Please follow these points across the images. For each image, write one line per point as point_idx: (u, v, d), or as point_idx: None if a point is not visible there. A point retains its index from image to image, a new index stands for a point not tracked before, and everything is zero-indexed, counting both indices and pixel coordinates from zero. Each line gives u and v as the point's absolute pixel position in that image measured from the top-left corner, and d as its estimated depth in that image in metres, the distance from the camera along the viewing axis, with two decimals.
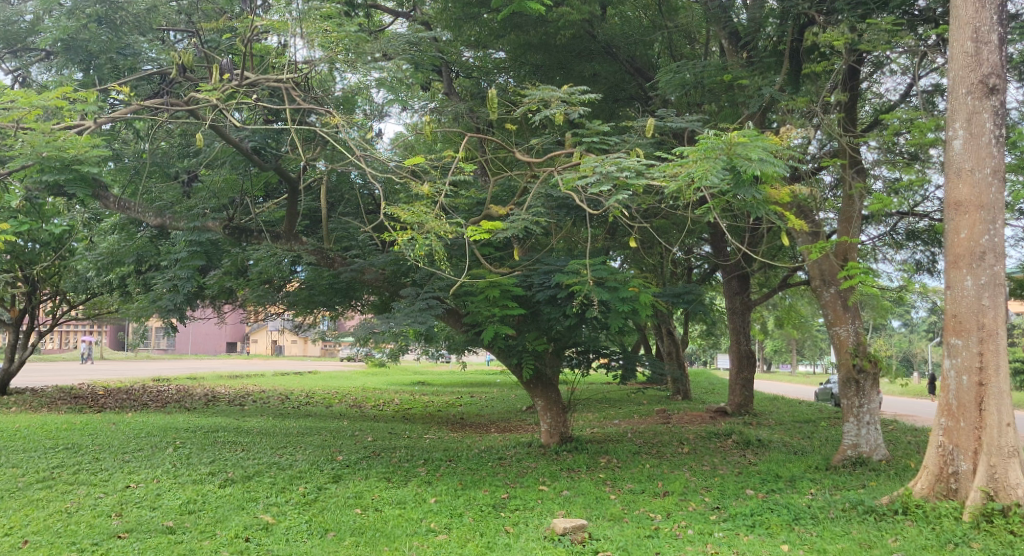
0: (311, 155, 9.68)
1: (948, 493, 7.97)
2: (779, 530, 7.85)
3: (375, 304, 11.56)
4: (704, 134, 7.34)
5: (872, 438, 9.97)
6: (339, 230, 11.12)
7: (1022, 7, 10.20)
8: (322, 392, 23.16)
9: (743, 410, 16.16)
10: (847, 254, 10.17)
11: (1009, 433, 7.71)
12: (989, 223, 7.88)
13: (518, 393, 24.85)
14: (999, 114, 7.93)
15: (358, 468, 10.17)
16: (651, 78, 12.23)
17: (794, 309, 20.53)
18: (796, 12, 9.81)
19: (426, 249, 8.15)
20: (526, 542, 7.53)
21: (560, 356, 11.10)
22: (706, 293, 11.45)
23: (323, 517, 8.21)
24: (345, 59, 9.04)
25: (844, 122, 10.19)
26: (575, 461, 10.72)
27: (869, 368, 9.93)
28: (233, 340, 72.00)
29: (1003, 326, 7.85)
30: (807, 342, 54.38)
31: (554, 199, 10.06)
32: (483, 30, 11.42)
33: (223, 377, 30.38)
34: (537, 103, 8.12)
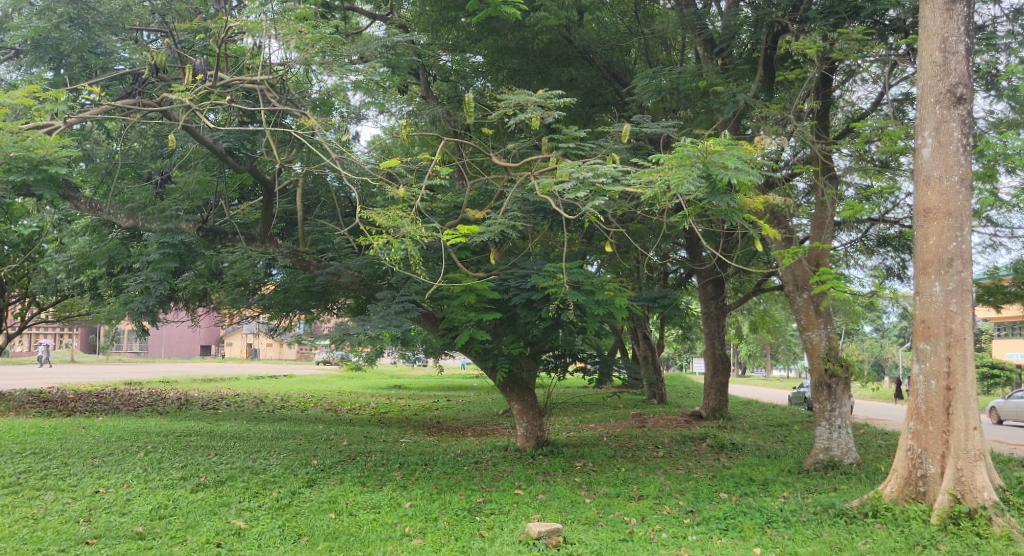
0: (287, 157, 9.62)
1: (916, 496, 8.08)
2: (752, 533, 7.93)
3: (350, 308, 11.52)
4: (679, 141, 7.41)
5: (844, 441, 10.10)
6: (315, 233, 11.07)
7: (987, 19, 10.43)
8: (299, 395, 23.01)
9: (718, 414, 16.23)
10: (819, 260, 10.26)
11: (976, 436, 7.86)
12: (957, 230, 8.02)
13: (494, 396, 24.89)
14: (966, 123, 8.08)
15: (332, 472, 10.11)
16: (628, 83, 12.28)
17: (768, 313, 20.77)
18: (769, 21, 9.98)
19: (401, 253, 8.15)
20: (501, 546, 7.53)
21: (536, 359, 11.09)
22: (681, 297, 11.55)
23: (296, 522, 8.15)
24: (320, 61, 9.01)
25: (817, 129, 10.30)
26: (551, 465, 10.73)
27: (841, 373, 10.02)
28: (208, 342, 71.60)
29: (970, 331, 7.99)
30: (783, 347, 54.98)
31: (530, 203, 10.09)
32: (460, 33, 11.57)
33: (198, 377, 31.61)
34: (513, 107, 8.13)
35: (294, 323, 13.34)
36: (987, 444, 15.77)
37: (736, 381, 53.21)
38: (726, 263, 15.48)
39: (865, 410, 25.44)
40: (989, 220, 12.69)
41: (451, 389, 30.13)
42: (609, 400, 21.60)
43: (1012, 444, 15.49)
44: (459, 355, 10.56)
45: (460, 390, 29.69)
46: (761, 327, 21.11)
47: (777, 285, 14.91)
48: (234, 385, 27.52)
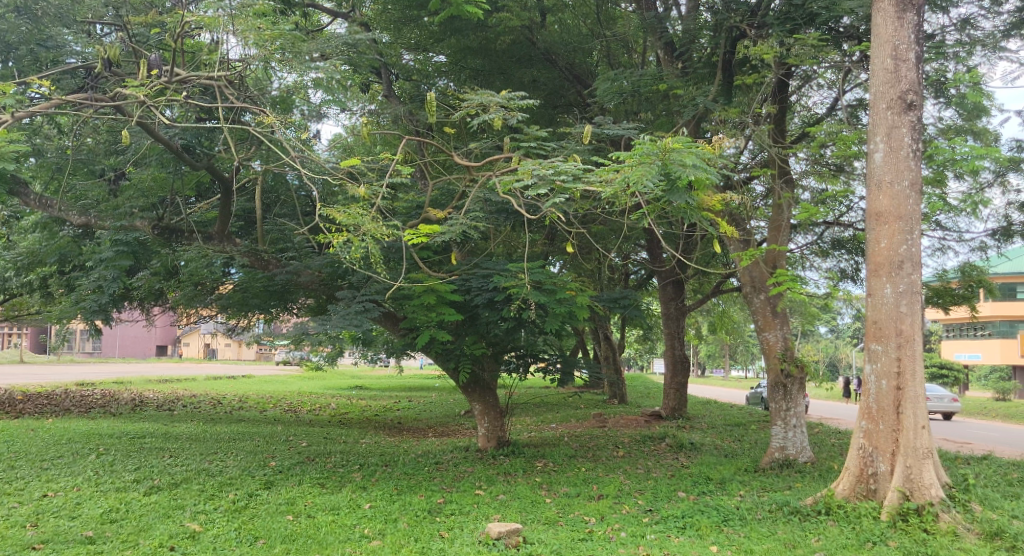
0: (245, 155, 9.48)
1: (867, 494, 8.25)
2: (708, 531, 8.02)
3: (310, 308, 11.41)
4: (638, 141, 7.54)
5: (799, 440, 10.28)
6: (274, 232, 10.96)
7: (936, 28, 10.74)
8: (257, 396, 22.76)
9: (677, 414, 16.39)
10: (776, 262, 10.41)
11: (924, 434, 8.04)
12: (907, 233, 8.22)
13: (456, 397, 24.89)
14: (916, 129, 8.28)
15: (290, 474, 10.00)
16: (590, 85, 12.35)
17: (727, 314, 21.08)
18: (728, 25, 10.13)
19: (361, 251, 8.10)
20: (461, 547, 7.53)
21: (498, 360, 11.08)
22: (641, 298, 11.67)
23: (253, 525, 8.04)
24: (280, 58, 8.95)
25: (774, 133, 10.47)
26: (512, 465, 10.75)
27: (796, 373, 10.19)
28: (164, 342, 70.48)
29: (919, 333, 8.20)
30: (743, 347, 55.86)
31: (492, 203, 10.10)
32: (423, 33, 11.48)
33: (152, 377, 31.58)
34: (476, 107, 8.14)
35: (252, 323, 13.16)
36: (933, 442, 16.20)
37: (698, 381, 53.88)
38: (686, 265, 15.65)
39: (819, 408, 25.97)
40: (937, 224, 13.02)
41: (410, 389, 29.96)
42: (572, 400, 21.71)
43: (956, 441, 15.90)
44: (420, 355, 10.52)
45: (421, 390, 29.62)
46: (720, 328, 21.42)
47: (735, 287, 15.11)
48: (187, 386, 27.41)
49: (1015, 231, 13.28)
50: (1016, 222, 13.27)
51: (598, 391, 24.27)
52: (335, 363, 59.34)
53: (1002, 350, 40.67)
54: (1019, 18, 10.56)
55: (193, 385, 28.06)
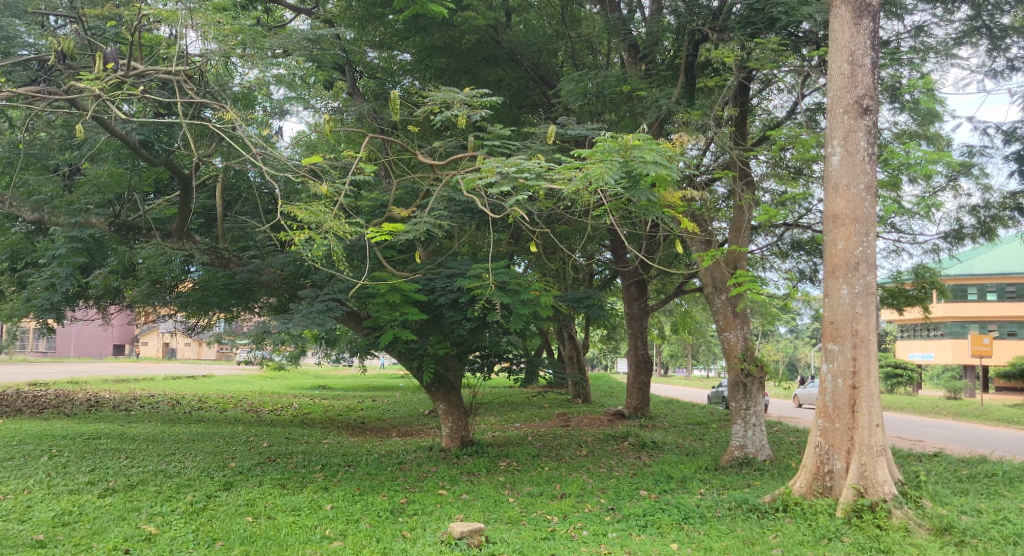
0: (206, 151, 9.36)
1: (823, 491, 8.39)
2: (669, 529, 8.10)
3: (272, 307, 11.28)
4: (600, 138, 7.64)
5: (758, 439, 10.42)
6: (235, 230, 10.79)
7: (891, 35, 11.01)
8: (218, 396, 22.43)
9: (640, 413, 16.53)
10: (737, 263, 10.54)
11: (878, 432, 8.22)
12: (863, 236, 8.39)
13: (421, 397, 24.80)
14: (872, 133, 8.46)
15: (250, 475, 9.88)
16: (555, 86, 12.42)
17: (690, 313, 21.36)
18: (691, 28, 10.34)
19: (323, 249, 8.05)
20: (423, 546, 7.51)
21: (462, 360, 11.06)
22: (605, 298, 11.75)
23: (211, 526, 7.93)
24: (241, 54, 8.90)
25: (735, 136, 10.61)
26: (475, 465, 10.74)
27: (756, 372, 10.33)
28: (123, 341, 69.21)
29: (874, 332, 8.38)
30: (707, 347, 56.58)
31: (457, 202, 10.10)
32: (387, 30, 11.33)
33: (107, 377, 31.06)
34: (439, 104, 8.15)
35: (212, 321, 12.98)
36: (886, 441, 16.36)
37: (658, 381, 53.31)
38: (650, 265, 15.81)
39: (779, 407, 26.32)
40: (892, 226, 13.33)
41: (374, 389, 29.79)
42: (537, 399, 21.80)
43: (909, 439, 16.20)
44: (384, 354, 10.47)
45: (386, 390, 29.40)
46: (683, 328, 21.69)
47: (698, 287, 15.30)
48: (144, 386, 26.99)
49: (965, 234, 13.65)
50: (966, 226, 13.65)
51: (557, 391, 24.40)
52: (303, 363, 58.66)
53: (955, 350, 41.59)
54: (969, 27, 10.91)
55: (150, 385, 27.49)
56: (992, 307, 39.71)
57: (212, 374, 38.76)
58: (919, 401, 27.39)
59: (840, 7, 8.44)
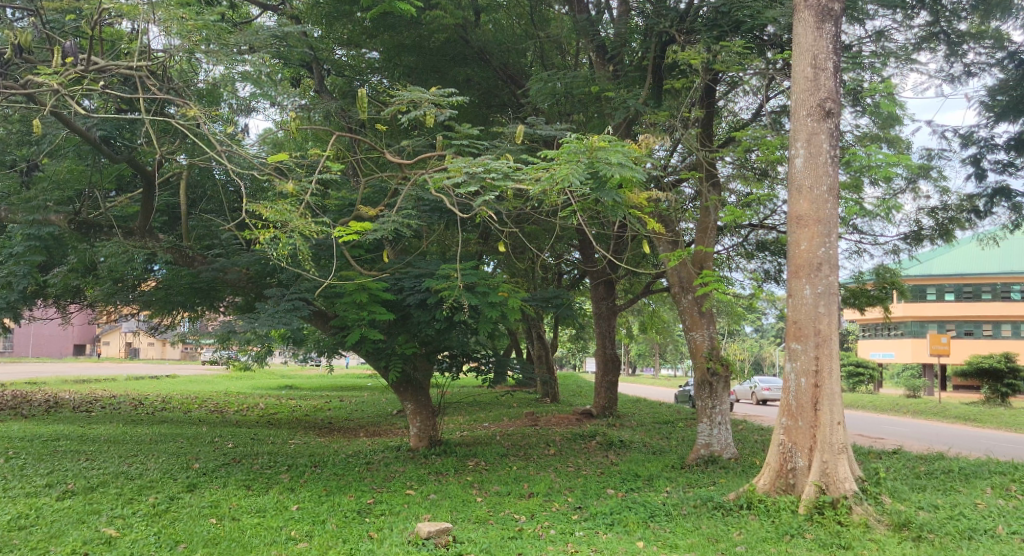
0: (169, 148, 9.24)
1: (786, 488, 8.49)
2: (636, 527, 8.16)
3: (236, 306, 11.15)
4: (566, 139, 7.69)
5: (723, 437, 10.54)
6: (200, 229, 10.64)
7: (853, 39, 11.21)
8: (183, 396, 22.07)
9: (608, 411, 16.62)
10: (703, 263, 10.65)
11: (840, 430, 8.35)
12: (826, 236, 8.53)
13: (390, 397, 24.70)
14: (834, 136, 8.60)
15: (215, 476, 9.76)
16: (524, 86, 12.47)
17: (657, 313, 21.58)
18: (658, 30, 10.37)
19: (289, 248, 8.01)
20: (390, 547, 7.48)
21: (431, 360, 11.03)
22: (574, 298, 11.81)
23: (174, 529, 7.82)
24: (205, 50, 8.83)
25: (702, 138, 10.71)
26: (444, 464, 10.74)
27: (721, 372, 10.44)
28: (88, 340, 67.98)
29: (836, 332, 8.52)
30: (675, 346, 57.14)
31: (425, 202, 10.07)
32: (355, 28, 11.30)
33: (67, 377, 30.56)
34: (407, 104, 8.12)
35: (176, 321, 12.80)
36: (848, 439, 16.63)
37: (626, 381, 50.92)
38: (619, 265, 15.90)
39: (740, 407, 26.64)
40: (853, 227, 13.57)
41: (343, 390, 29.63)
42: (507, 399, 21.86)
43: (870, 437, 16.49)
44: (351, 354, 10.41)
45: (354, 389, 29.23)
46: (651, 327, 21.88)
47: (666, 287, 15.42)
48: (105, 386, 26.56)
49: (924, 236, 13.91)
50: (925, 227, 13.93)
51: (527, 390, 24.47)
52: (273, 362, 58.07)
53: (915, 350, 42.40)
54: (928, 33, 11.05)
55: (116, 385, 27.33)
56: (950, 307, 40.48)
57: (179, 374, 38.33)
58: (881, 400, 27.94)
59: (803, 11, 8.58)
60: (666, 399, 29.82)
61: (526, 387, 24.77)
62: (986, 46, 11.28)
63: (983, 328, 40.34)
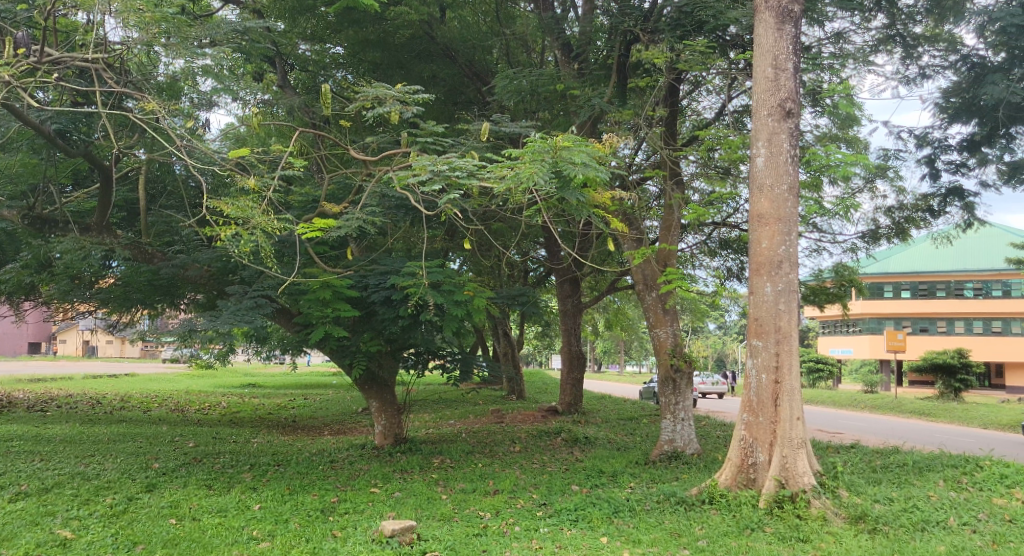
0: (127, 142, 9.09)
1: (747, 483, 8.59)
2: (600, 523, 8.21)
3: (197, 303, 11.00)
4: (530, 138, 7.71)
5: (686, 433, 10.66)
6: (159, 225, 10.48)
7: (813, 40, 11.40)
8: (142, 396, 21.57)
9: (573, 409, 16.70)
10: (667, 261, 10.75)
11: (799, 425, 8.49)
12: (786, 235, 8.66)
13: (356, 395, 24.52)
14: (794, 136, 8.73)
15: (175, 476, 9.62)
16: (489, 83, 12.49)
17: (622, 310, 21.78)
18: (622, 29, 10.48)
19: (251, 245, 7.95)
20: (353, 546, 7.42)
21: (396, 357, 10.99)
22: (539, 296, 11.86)
23: (132, 530, 7.69)
24: (164, 43, 8.71)
25: (666, 137, 10.81)
26: (409, 462, 10.72)
27: (684, 368, 10.55)
28: (47, 339, 66.41)
29: (795, 329, 8.66)
30: (639, 344, 57.69)
31: (390, 199, 10.04)
32: (319, 23, 11.23)
33: (19, 376, 29.71)
34: (371, 100, 8.10)
35: (135, 319, 12.59)
36: (808, 434, 16.92)
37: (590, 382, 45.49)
38: (583, 262, 15.82)
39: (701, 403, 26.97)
40: (813, 225, 13.80)
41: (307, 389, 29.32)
42: (474, 396, 21.90)
43: (829, 432, 16.80)
44: (315, 352, 10.33)
45: (318, 388, 28.91)
46: (616, 324, 22.07)
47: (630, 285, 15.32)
48: (59, 385, 25.90)
49: (879, 234, 14.32)
50: (882, 226, 14.33)
51: (493, 388, 24.52)
52: (238, 360, 57.22)
53: (871, 346, 43.13)
54: (885, 35, 11.41)
55: (70, 384, 26.53)
56: (908, 304, 41.45)
57: (139, 373, 37.44)
58: (840, 395, 28.52)
59: (764, 12, 8.69)
60: (629, 395, 30.15)
61: (493, 384, 24.83)
62: (940, 49, 11.45)
63: (938, 325, 41.37)
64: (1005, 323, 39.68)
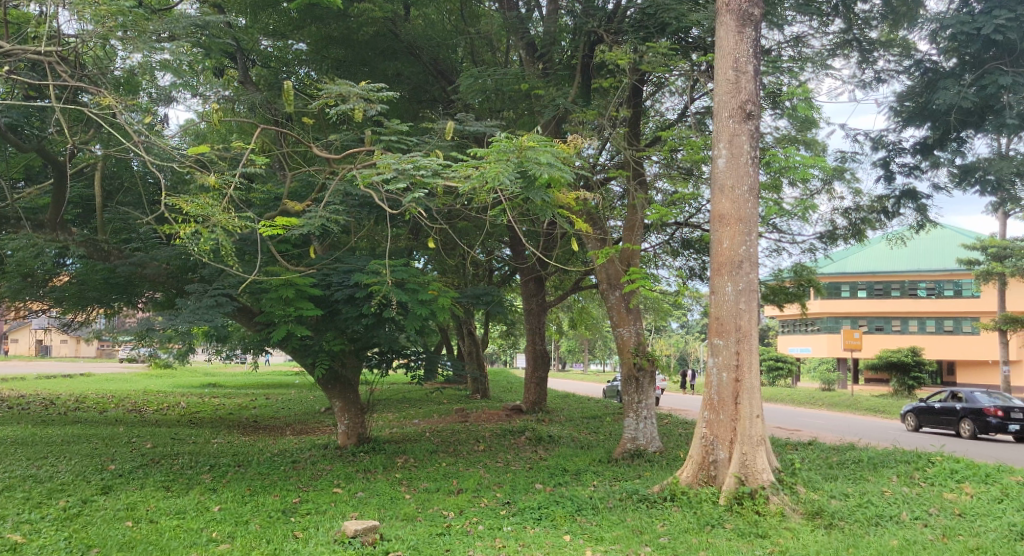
0: (82, 137, 8.90)
1: (708, 480, 8.69)
2: (563, 521, 8.24)
3: (156, 302, 10.82)
4: (495, 137, 7.70)
5: (649, 431, 10.76)
6: (116, 222, 10.30)
7: (772, 44, 11.64)
8: (98, 396, 21.06)
9: (537, 408, 16.75)
10: (630, 260, 10.86)
11: (758, 423, 8.62)
12: (746, 235, 8.78)
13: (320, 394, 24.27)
14: (754, 137, 8.85)
15: (131, 478, 9.44)
16: (454, 82, 12.50)
17: (586, 309, 21.94)
18: (586, 29, 10.64)
19: (211, 243, 7.82)
20: (315, 547, 7.36)
21: (360, 356, 10.93)
22: (503, 295, 11.89)
23: (85, 533, 7.53)
24: (121, 37, 8.56)
25: (629, 137, 10.90)
26: (372, 462, 10.67)
27: (647, 367, 10.64)
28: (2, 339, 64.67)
29: (755, 328, 8.79)
30: (603, 343, 58.07)
31: (353, 197, 9.96)
32: (281, 19, 11.17)
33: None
34: (335, 98, 8.02)
35: (91, 317, 12.35)
36: (767, 431, 17.09)
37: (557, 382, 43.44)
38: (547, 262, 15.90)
39: (664, 402, 27.21)
40: (773, 226, 14.03)
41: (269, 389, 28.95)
42: (439, 395, 21.86)
43: (788, 429, 17.09)
44: (277, 351, 10.20)
45: (280, 387, 28.63)
46: (580, 323, 22.21)
47: (593, 285, 15.45)
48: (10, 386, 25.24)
49: (838, 234, 14.85)
50: (839, 227, 14.73)
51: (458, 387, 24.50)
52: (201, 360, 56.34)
53: (830, 346, 43.83)
54: (841, 39, 11.90)
55: (25, 385, 25.86)
56: (865, 304, 42.52)
57: (99, 373, 36.60)
58: (794, 394, 28.66)
59: (725, 15, 8.80)
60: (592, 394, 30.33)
61: (458, 384, 24.82)
62: (894, 54, 11.72)
63: (892, 324, 42.00)
64: (956, 322, 40.73)
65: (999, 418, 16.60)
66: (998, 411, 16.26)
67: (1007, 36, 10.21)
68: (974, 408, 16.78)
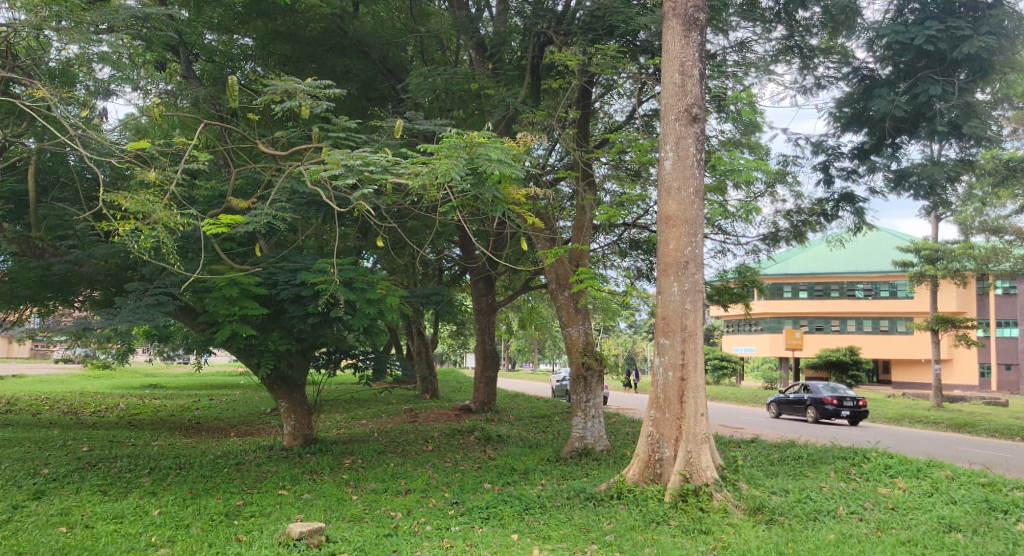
0: (14, 130, 8.63)
1: (654, 478, 8.79)
2: (510, 520, 8.27)
3: (94, 301, 10.54)
4: (445, 134, 7.65)
5: (596, 430, 10.84)
6: (51, 218, 10.03)
7: (717, 48, 11.92)
8: (33, 398, 20.32)
9: (487, 407, 16.78)
10: (578, 260, 10.94)
11: (703, 421, 8.75)
12: (691, 236, 8.92)
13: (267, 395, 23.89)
14: (700, 140, 9.00)
15: (66, 482, 9.16)
16: (403, 80, 12.44)
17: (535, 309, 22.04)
18: (536, 30, 10.77)
19: (152, 240, 7.62)
20: (258, 549, 7.24)
21: (308, 356, 10.80)
22: (453, 294, 11.89)
23: (16, 539, 7.28)
24: (56, 27, 8.32)
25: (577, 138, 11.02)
26: (319, 463, 10.55)
27: (595, 366, 10.77)
28: None
29: (700, 327, 8.92)
30: (553, 343, 58.32)
31: (301, 194, 9.84)
32: (225, 13, 11.09)
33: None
34: (281, 94, 7.89)
35: (25, 316, 11.93)
36: (711, 429, 17.36)
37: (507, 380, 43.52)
38: (496, 262, 15.92)
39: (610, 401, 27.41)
40: (717, 227, 14.29)
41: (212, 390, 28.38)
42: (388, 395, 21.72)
43: (732, 427, 17.45)
44: (221, 351, 10.00)
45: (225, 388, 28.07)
46: (530, 323, 22.29)
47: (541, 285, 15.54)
48: None
49: (780, 236, 15.20)
50: (781, 229, 15.07)
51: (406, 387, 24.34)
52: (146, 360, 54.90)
53: (771, 344, 44.64)
54: (784, 45, 12.30)
55: None
56: (806, 304, 43.30)
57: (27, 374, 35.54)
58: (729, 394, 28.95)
59: (671, 19, 8.94)
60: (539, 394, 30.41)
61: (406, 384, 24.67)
62: (833, 61, 12.09)
63: (833, 323, 43.11)
64: (893, 322, 42.08)
65: (835, 406, 19.22)
66: (833, 400, 18.82)
67: (938, 46, 10.63)
68: (816, 397, 19.30)
